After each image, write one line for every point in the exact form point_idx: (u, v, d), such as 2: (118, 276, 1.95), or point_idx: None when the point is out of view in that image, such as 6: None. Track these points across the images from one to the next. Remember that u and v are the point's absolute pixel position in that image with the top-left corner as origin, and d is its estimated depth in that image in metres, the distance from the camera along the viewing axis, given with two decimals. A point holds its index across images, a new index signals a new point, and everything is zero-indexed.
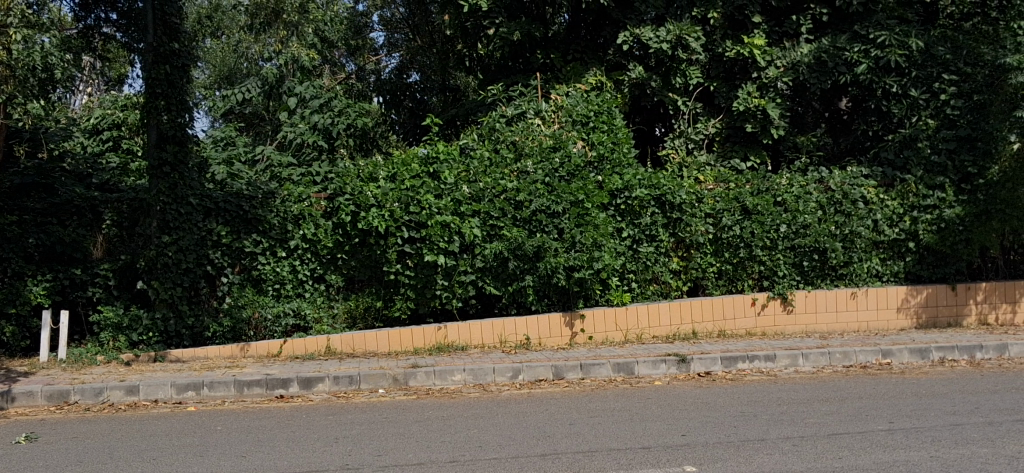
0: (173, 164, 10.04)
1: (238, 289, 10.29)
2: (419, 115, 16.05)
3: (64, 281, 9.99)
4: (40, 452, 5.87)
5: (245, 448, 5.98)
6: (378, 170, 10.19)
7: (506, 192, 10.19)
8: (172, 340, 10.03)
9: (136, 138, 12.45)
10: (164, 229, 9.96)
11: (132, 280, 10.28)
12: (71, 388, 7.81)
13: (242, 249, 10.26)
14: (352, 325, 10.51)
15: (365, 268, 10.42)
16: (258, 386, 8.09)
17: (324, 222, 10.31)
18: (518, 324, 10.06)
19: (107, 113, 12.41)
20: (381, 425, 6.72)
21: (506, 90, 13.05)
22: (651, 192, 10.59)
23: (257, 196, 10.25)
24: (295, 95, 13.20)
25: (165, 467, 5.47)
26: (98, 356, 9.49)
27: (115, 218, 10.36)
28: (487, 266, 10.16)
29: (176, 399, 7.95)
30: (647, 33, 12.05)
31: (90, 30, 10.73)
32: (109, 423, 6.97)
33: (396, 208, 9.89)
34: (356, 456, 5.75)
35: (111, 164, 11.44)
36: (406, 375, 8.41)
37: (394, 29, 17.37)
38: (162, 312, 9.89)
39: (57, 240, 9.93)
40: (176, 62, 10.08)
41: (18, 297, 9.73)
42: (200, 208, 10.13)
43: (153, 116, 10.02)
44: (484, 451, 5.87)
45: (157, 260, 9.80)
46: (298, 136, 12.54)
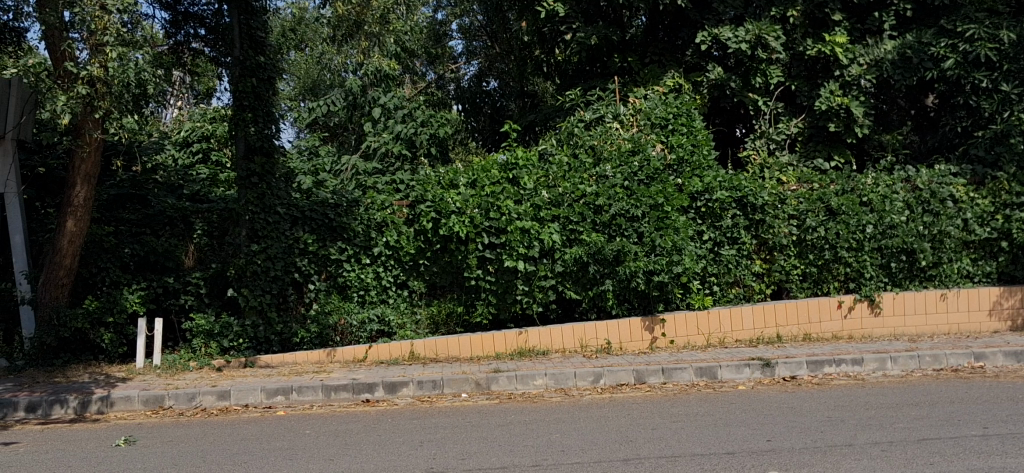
0: (260, 175, 10.36)
1: (325, 296, 10.49)
2: (498, 121, 16.28)
3: (158, 289, 10.23)
4: (139, 455, 6.07)
5: (332, 451, 6.10)
6: (458, 177, 10.46)
7: (586, 197, 10.17)
8: (261, 346, 10.22)
9: (224, 149, 12.86)
10: (253, 238, 10.27)
11: (221, 288, 10.51)
12: (165, 393, 8.06)
13: (328, 256, 10.48)
14: (435, 331, 10.63)
15: (446, 274, 10.57)
16: (345, 391, 8.24)
17: (407, 230, 10.51)
18: (599, 328, 10.04)
19: (196, 126, 12.86)
20: (465, 429, 6.77)
21: (584, 94, 13.06)
22: (732, 194, 10.47)
23: (341, 204, 10.55)
24: (379, 105, 13.44)
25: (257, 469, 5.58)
26: (191, 362, 9.75)
27: (206, 227, 10.81)
28: (567, 270, 10.14)
29: (266, 403, 8.13)
30: (725, 33, 11.91)
31: (179, 46, 11.08)
32: (200, 427, 7.15)
33: (476, 214, 10.02)
34: (441, 459, 5.82)
35: (201, 175, 11.88)
36: (489, 379, 8.47)
37: (473, 37, 17.31)
38: (252, 319, 10.11)
39: (149, 250, 10.26)
40: (262, 75, 10.41)
41: (116, 305, 9.94)
42: (287, 217, 10.47)
43: (241, 129, 10.30)
44: (566, 456, 5.87)
45: (247, 268, 10.04)
46: (381, 145, 12.76)
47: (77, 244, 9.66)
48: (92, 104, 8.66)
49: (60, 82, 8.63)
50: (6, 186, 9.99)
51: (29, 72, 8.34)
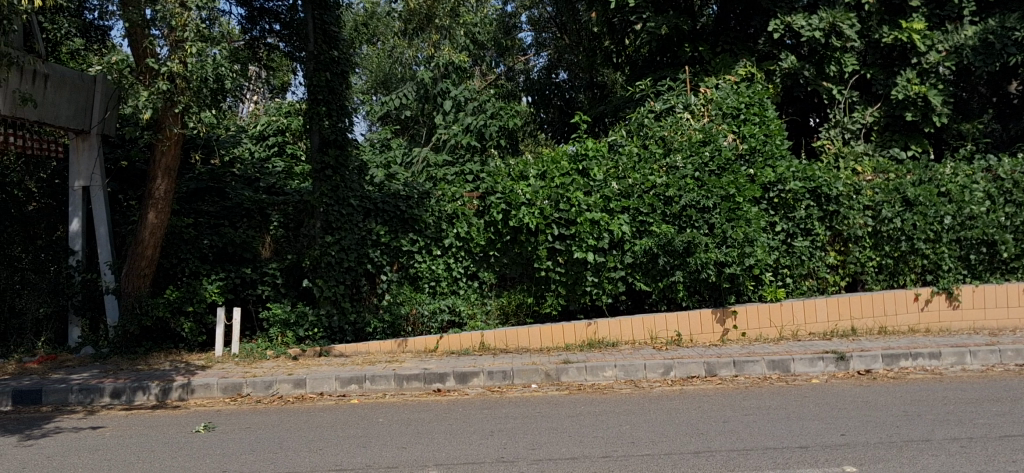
0: (334, 167, 10.50)
1: (396, 287, 10.66)
2: (568, 113, 16.34)
3: (236, 280, 10.47)
4: (218, 441, 6.23)
5: (405, 439, 6.19)
6: (528, 168, 10.43)
7: (656, 188, 10.12)
8: (335, 335, 10.41)
9: (299, 143, 13.13)
10: (327, 229, 10.47)
11: (298, 278, 10.79)
12: (243, 381, 8.25)
13: (400, 248, 10.68)
14: (505, 321, 10.71)
15: (516, 265, 10.62)
16: (417, 380, 8.34)
17: (477, 221, 10.58)
18: (669, 319, 9.97)
19: (272, 120, 13.14)
20: (535, 420, 6.81)
21: (654, 85, 12.98)
22: (806, 184, 10.32)
23: (413, 196, 10.66)
24: (450, 99, 13.57)
25: (332, 457, 5.69)
26: (268, 351, 9.92)
27: (282, 219, 10.97)
28: (636, 262, 10.11)
29: (341, 392, 8.27)
30: (798, 21, 11.64)
31: (255, 41, 11.42)
32: (277, 415, 7.31)
33: (546, 205, 10.04)
34: (511, 449, 5.86)
35: (277, 168, 12.18)
36: (558, 370, 8.49)
37: (542, 28, 17.30)
38: (327, 309, 10.32)
39: (228, 241, 10.51)
40: (335, 69, 10.63)
41: (195, 295, 10.18)
42: (361, 209, 10.62)
43: (315, 122, 10.47)
44: (637, 447, 5.86)
45: (322, 259, 10.21)
46: (451, 138, 12.86)
47: (158, 235, 9.95)
48: (173, 99, 8.85)
49: (142, 78, 8.88)
50: (90, 180, 10.40)
51: (112, 69, 8.61)
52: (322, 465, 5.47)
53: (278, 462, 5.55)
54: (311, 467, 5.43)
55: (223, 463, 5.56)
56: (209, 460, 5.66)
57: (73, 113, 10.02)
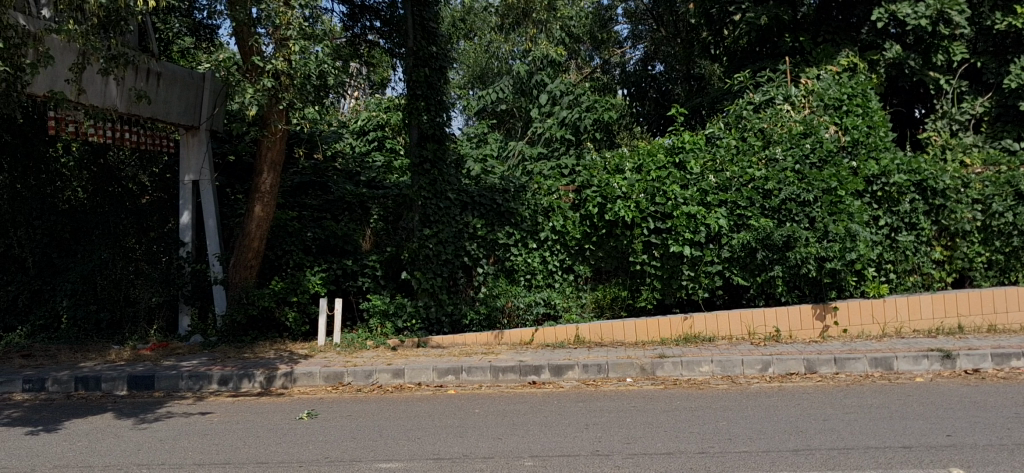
0: (432, 161, 10.68)
1: (492, 279, 10.78)
2: (664, 105, 16.16)
3: (337, 271, 10.73)
4: (321, 428, 6.40)
5: (501, 430, 6.25)
6: (624, 161, 10.45)
7: (755, 181, 9.97)
8: (433, 327, 10.52)
9: (398, 137, 13.34)
10: (426, 223, 10.55)
11: (396, 271, 10.92)
12: (345, 370, 8.45)
13: (497, 241, 10.81)
14: (600, 314, 10.64)
15: (612, 258, 10.62)
16: (513, 372, 8.41)
17: (573, 214, 10.61)
18: (767, 315, 9.81)
19: (373, 115, 13.39)
20: (630, 414, 6.79)
21: (753, 76, 12.76)
22: (911, 177, 10.02)
23: (510, 190, 10.89)
24: (546, 92, 13.60)
25: (429, 446, 5.77)
26: (368, 341, 10.08)
27: (383, 212, 11.28)
28: (734, 256, 9.97)
29: (438, 382, 8.39)
30: (904, 9, 11.28)
31: (357, 38, 11.60)
32: (378, 404, 7.46)
33: (642, 198, 9.98)
34: (607, 443, 5.86)
35: (377, 163, 12.43)
36: (654, 365, 8.44)
37: (638, 21, 17.06)
38: (425, 300, 10.43)
39: (330, 233, 10.78)
40: (434, 65, 10.76)
41: (299, 286, 10.44)
42: (457, 203, 10.75)
43: (414, 117, 10.65)
44: (734, 444, 5.80)
45: (420, 251, 10.38)
46: (546, 131, 12.92)
47: (264, 228, 10.25)
48: (277, 96, 9.11)
49: (249, 75, 9.16)
50: (200, 174, 10.73)
51: (219, 66, 8.81)
52: (420, 454, 5.56)
53: (378, 450, 5.66)
54: (410, 455, 5.54)
55: (325, 449, 5.71)
56: (312, 446, 5.82)
57: (183, 109, 10.40)
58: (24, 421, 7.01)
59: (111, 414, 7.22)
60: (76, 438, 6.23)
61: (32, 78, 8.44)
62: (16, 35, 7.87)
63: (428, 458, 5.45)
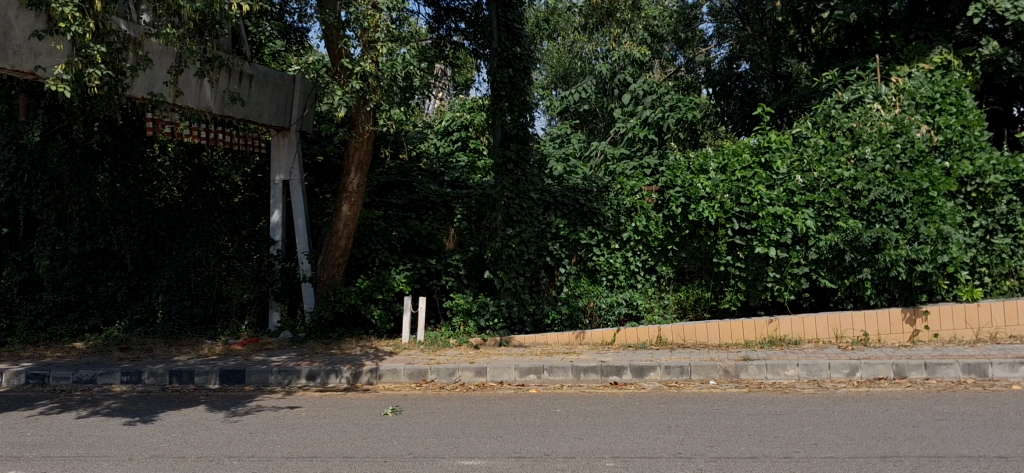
0: (515, 161, 10.79)
1: (574, 280, 10.79)
2: (750, 105, 15.88)
3: (422, 270, 10.87)
4: (405, 424, 6.49)
5: (583, 430, 6.25)
6: (709, 161, 10.32)
7: (843, 181, 9.78)
8: (515, 326, 10.58)
9: (482, 137, 13.47)
10: (509, 222, 10.69)
11: (479, 270, 11.01)
12: (428, 367, 8.55)
13: (579, 241, 10.82)
14: (683, 316, 10.56)
15: (695, 260, 10.51)
16: (594, 372, 8.40)
17: (655, 215, 10.54)
18: (855, 318, 9.60)
19: (456, 116, 13.51)
20: (713, 416, 6.72)
21: (842, 75, 12.48)
22: (1007, 178, 9.81)
23: (593, 190, 10.85)
24: (630, 92, 13.54)
25: (512, 445, 5.79)
26: (451, 339, 10.16)
27: (465, 212, 11.24)
28: (821, 258, 9.78)
29: (520, 381, 8.43)
30: (1003, 3, 10.90)
31: (441, 40, 11.83)
32: (461, 401, 7.54)
33: (727, 199, 9.87)
34: (689, 445, 5.81)
35: (460, 163, 12.59)
36: (737, 367, 8.33)
37: (723, 20, 16.73)
38: (507, 300, 10.48)
39: (415, 232, 10.96)
40: (518, 65, 10.80)
41: (384, 284, 10.61)
42: (540, 202, 10.78)
43: (498, 118, 10.71)
44: (820, 449, 5.70)
45: (503, 251, 10.47)
46: (629, 130, 12.93)
47: (351, 227, 10.45)
48: (365, 98, 9.23)
49: (338, 77, 9.31)
50: (290, 174, 10.98)
51: (309, 69, 9.00)
52: (502, 452, 5.59)
53: (460, 447, 5.71)
54: (492, 453, 5.58)
55: (409, 445, 5.80)
56: (396, 441, 5.91)
57: (274, 110, 10.64)
58: (122, 411, 7.28)
59: (204, 406, 7.45)
60: (171, 429, 6.44)
61: (133, 81, 8.78)
62: (117, 40, 8.17)
63: (510, 456, 5.48)
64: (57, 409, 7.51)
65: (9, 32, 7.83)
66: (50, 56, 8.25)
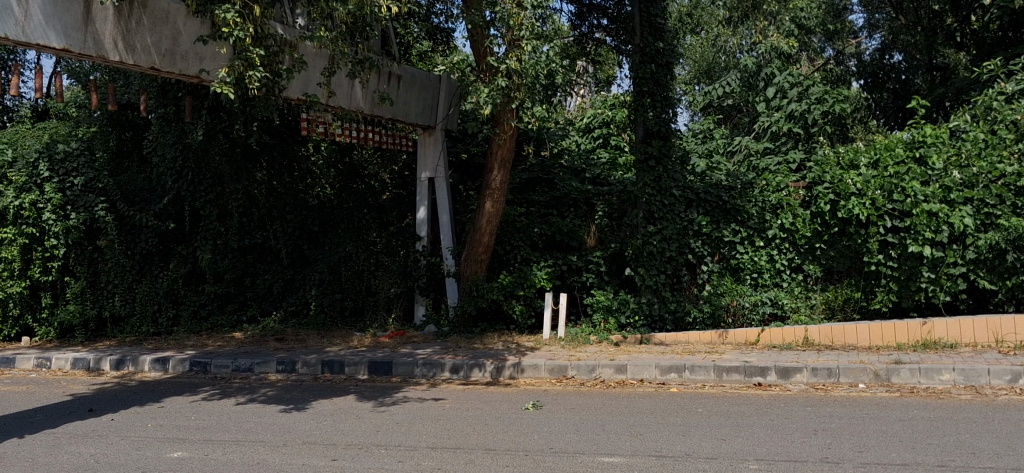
0: (657, 158, 10.67)
1: (717, 277, 10.68)
2: (904, 98, 15.18)
3: (563, 266, 10.89)
4: (547, 419, 6.56)
5: (725, 431, 6.15)
6: (859, 156, 10.00)
7: (1005, 177, 9.29)
8: (656, 324, 10.47)
9: (623, 134, 13.43)
10: (650, 219, 10.61)
11: (620, 266, 11.01)
12: (568, 363, 8.58)
13: (722, 239, 10.64)
14: (831, 316, 10.24)
15: (845, 258, 10.16)
16: (737, 373, 8.25)
17: (803, 212, 10.31)
18: (1018, 322, 9.03)
19: (598, 113, 13.59)
20: (861, 421, 6.50)
21: (1005, 64, 11.89)
22: None
23: (736, 186, 10.65)
24: (774, 85, 13.12)
25: (651, 443, 5.76)
26: (592, 336, 10.14)
27: (607, 209, 11.36)
28: (980, 258, 9.29)
29: (661, 379, 8.36)
30: None
31: (583, 37, 11.74)
32: (601, 398, 7.53)
33: (878, 195, 9.54)
34: (836, 450, 5.64)
35: (602, 160, 12.68)
36: (889, 371, 8.01)
37: (875, 9, 16.24)
38: (648, 297, 10.40)
39: (556, 229, 11.03)
40: (661, 60, 10.72)
41: (526, 280, 10.69)
42: (683, 199, 10.72)
43: (640, 113, 10.72)
44: (977, 459, 5.42)
45: (644, 248, 10.43)
46: (773, 124, 12.63)
47: (494, 224, 10.60)
48: (510, 95, 9.27)
49: (483, 75, 9.51)
50: (435, 171, 11.21)
51: (454, 68, 9.26)
52: (642, 450, 5.56)
53: (600, 444, 5.71)
54: (632, 451, 5.55)
55: (550, 440, 5.83)
56: (537, 436, 5.97)
57: (421, 110, 10.89)
58: (277, 399, 7.61)
59: (353, 396, 7.71)
60: (322, 418, 6.69)
61: (289, 82, 9.14)
62: (275, 43, 8.50)
63: (650, 455, 5.45)
64: (218, 395, 7.92)
65: (177, 38, 8.32)
66: (213, 60, 8.69)
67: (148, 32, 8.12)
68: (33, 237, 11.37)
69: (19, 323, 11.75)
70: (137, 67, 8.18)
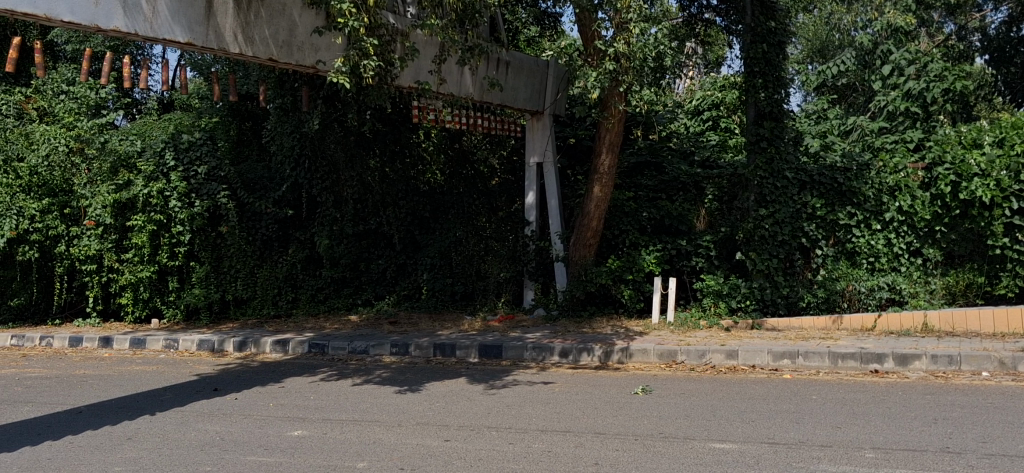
0: (769, 139, 10.51)
1: (832, 262, 10.39)
2: None
3: (672, 250, 10.83)
4: (657, 403, 6.54)
5: (840, 419, 6.00)
6: (983, 135, 9.65)
7: None
8: (768, 309, 10.29)
9: (734, 116, 13.20)
10: (761, 203, 10.45)
11: (731, 251, 10.85)
12: (678, 348, 8.53)
13: (837, 222, 10.37)
14: (951, 302, 9.87)
15: (967, 242, 9.86)
16: (853, 359, 8.04)
17: (922, 194, 9.96)
18: None
19: (707, 94, 13.36)
20: (987, 411, 6.26)
21: None
22: None
23: (852, 168, 10.31)
24: (890, 63, 12.66)
25: (764, 430, 5.69)
26: (702, 321, 10.02)
27: (717, 192, 11.12)
28: None
29: (773, 366, 8.21)
30: None
31: (692, 18, 11.64)
32: (712, 383, 7.47)
33: (1004, 176, 9.26)
34: (958, 440, 5.44)
35: (711, 142, 12.56)
36: (1015, 359, 7.65)
37: None
38: (760, 282, 10.23)
39: (665, 213, 10.96)
40: (773, 40, 10.55)
41: (634, 265, 10.69)
42: (796, 182, 10.42)
43: (751, 94, 10.57)
44: None
45: (754, 232, 10.29)
46: (890, 103, 12.18)
47: (603, 208, 10.57)
48: (619, 79, 9.23)
49: (591, 60, 9.49)
50: (544, 156, 11.26)
51: (562, 53, 9.24)
52: (754, 437, 5.49)
53: (712, 430, 5.67)
54: (744, 437, 5.48)
55: (660, 425, 5.81)
56: (647, 420, 5.95)
57: (530, 95, 10.95)
58: (392, 381, 7.78)
59: (465, 378, 7.84)
60: (435, 399, 6.81)
61: (401, 71, 9.28)
62: (387, 33, 8.64)
63: (763, 442, 5.37)
64: (336, 376, 8.16)
65: (294, 30, 8.55)
66: (329, 50, 8.92)
67: (267, 24, 8.34)
68: (161, 223, 11.79)
69: (149, 305, 12.23)
70: (256, 59, 8.41)
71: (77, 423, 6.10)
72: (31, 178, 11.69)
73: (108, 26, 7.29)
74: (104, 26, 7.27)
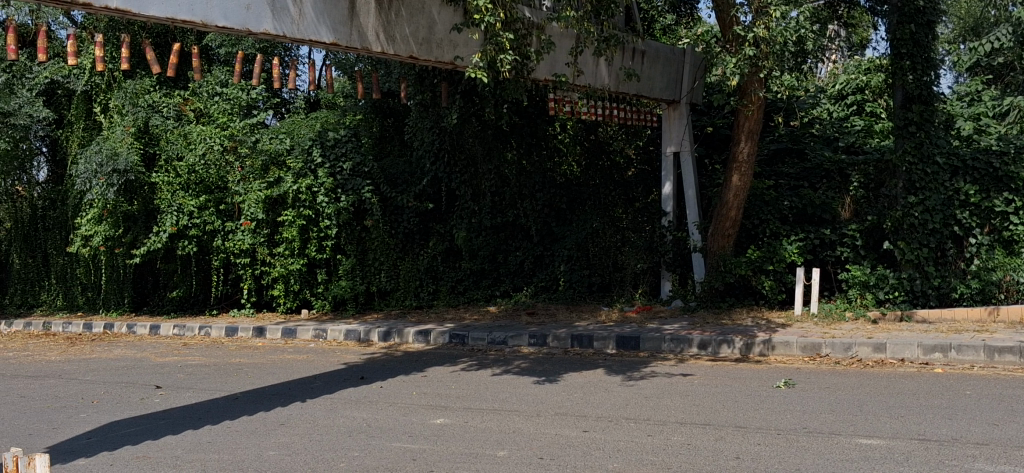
0: (919, 123, 10.03)
1: (987, 251, 9.90)
2: None
3: (815, 240, 10.59)
4: (799, 397, 6.37)
5: (998, 416, 5.73)
6: None
7: None
8: (918, 301, 9.83)
9: (880, 99, 12.68)
10: (910, 189, 10.04)
11: (878, 240, 10.47)
12: (822, 341, 8.30)
13: (993, 209, 9.93)
14: None
15: None
16: (1011, 354, 7.64)
17: None
18: None
19: (850, 78, 12.87)
20: None
21: None
22: None
23: (1009, 152, 10.02)
24: None
25: (914, 426, 5.47)
26: (847, 312, 9.73)
27: (863, 179, 10.87)
28: None
29: (924, 359, 7.87)
30: None
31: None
32: (858, 377, 7.21)
33: None
34: None
35: (856, 127, 12.01)
36: None
37: None
38: (909, 272, 9.85)
39: (807, 202, 10.66)
40: (920, 20, 10.10)
41: (775, 255, 10.46)
42: (948, 167, 10.01)
43: (899, 78, 10.12)
44: None
45: (904, 220, 9.91)
46: None
47: (742, 198, 10.37)
48: (758, 65, 8.99)
49: (729, 47, 9.30)
50: (681, 145, 11.12)
51: (699, 40, 9.08)
52: (904, 433, 5.30)
53: (859, 426, 5.48)
54: (893, 434, 5.30)
55: (803, 419, 5.67)
56: (788, 415, 5.81)
57: (666, 84, 10.86)
58: (530, 371, 7.86)
59: (603, 369, 7.85)
60: (573, 390, 6.84)
61: (537, 64, 9.37)
62: (522, 27, 8.66)
63: (913, 438, 5.18)
64: (476, 365, 8.31)
65: (432, 27, 8.73)
66: (467, 46, 9.07)
67: (406, 22, 8.54)
68: (309, 217, 12.30)
69: (299, 297, 12.70)
70: (397, 57, 8.62)
71: (234, 409, 6.41)
72: (189, 176, 12.36)
73: (258, 29, 7.60)
74: (254, 29, 7.58)
